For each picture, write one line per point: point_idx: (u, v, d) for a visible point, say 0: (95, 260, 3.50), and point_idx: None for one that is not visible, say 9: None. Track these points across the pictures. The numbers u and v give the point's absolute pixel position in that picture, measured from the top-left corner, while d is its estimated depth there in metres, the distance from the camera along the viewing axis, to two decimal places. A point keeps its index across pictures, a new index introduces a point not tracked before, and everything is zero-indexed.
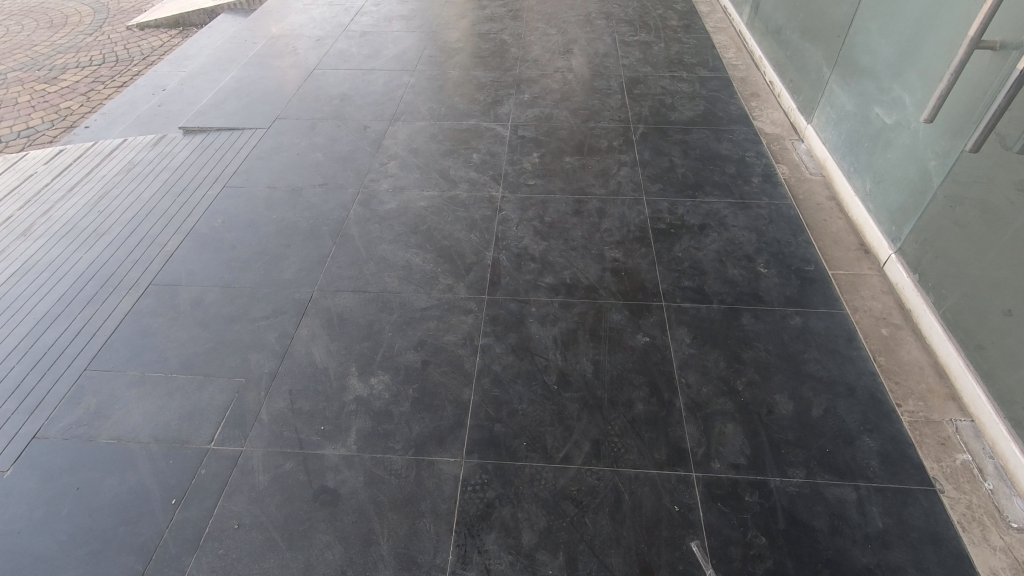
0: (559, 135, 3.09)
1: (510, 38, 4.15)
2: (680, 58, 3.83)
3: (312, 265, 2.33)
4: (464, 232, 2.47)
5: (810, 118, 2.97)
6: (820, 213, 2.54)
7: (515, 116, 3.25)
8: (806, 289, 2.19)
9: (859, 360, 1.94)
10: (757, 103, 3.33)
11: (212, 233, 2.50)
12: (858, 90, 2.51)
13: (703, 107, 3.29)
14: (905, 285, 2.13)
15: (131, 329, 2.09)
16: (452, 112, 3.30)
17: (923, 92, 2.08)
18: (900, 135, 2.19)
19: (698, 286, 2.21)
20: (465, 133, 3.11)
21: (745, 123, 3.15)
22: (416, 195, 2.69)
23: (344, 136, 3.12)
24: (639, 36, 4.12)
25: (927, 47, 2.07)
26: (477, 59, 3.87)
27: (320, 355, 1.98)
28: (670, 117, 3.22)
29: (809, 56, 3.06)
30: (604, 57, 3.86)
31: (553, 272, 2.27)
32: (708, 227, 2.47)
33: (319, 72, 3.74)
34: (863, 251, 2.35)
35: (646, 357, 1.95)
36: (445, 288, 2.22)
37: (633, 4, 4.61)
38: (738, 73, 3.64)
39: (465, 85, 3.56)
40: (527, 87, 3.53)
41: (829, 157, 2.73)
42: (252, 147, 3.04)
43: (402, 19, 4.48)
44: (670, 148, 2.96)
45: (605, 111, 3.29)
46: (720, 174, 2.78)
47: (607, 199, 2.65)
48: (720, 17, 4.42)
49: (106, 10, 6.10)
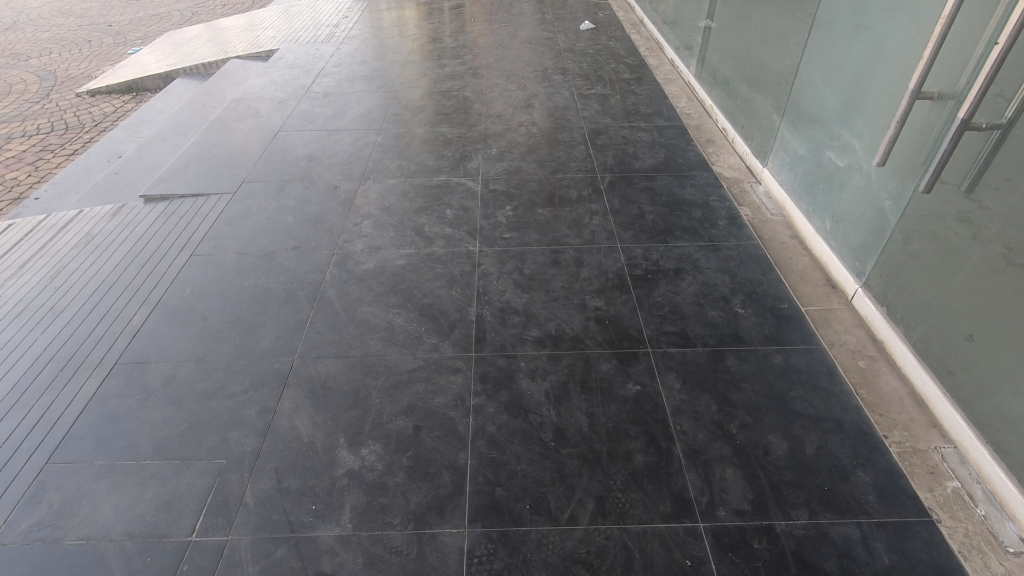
0: (529, 187, 3.16)
1: (472, 94, 4.28)
2: (636, 109, 4.02)
3: (290, 332, 2.27)
4: (445, 289, 2.46)
5: (764, 162, 3.14)
6: (786, 252, 2.66)
7: (484, 170, 3.31)
8: (783, 327, 2.26)
9: (842, 394, 2.00)
10: (713, 149, 3.50)
11: (181, 304, 2.40)
12: (809, 136, 2.68)
13: (663, 154, 3.44)
14: (874, 317, 2.22)
15: (98, 414, 1.96)
16: (422, 168, 3.34)
17: (871, 137, 2.24)
18: (854, 177, 2.34)
19: (681, 329, 2.25)
20: (436, 190, 3.14)
21: (704, 168, 3.30)
22: (393, 253, 2.68)
23: (314, 197, 3.09)
24: (596, 89, 4.32)
25: (870, 96, 2.23)
26: (442, 116, 3.95)
27: (306, 427, 1.90)
28: (633, 165, 3.34)
29: (757, 105, 3.27)
30: (565, 110, 4.02)
31: (538, 324, 2.28)
32: (683, 271, 2.55)
33: (283, 134, 3.73)
34: (830, 286, 2.46)
35: (639, 406, 1.96)
36: (430, 347, 2.18)
37: (587, 59, 4.84)
38: (692, 121, 3.84)
39: (432, 142, 3.62)
40: (493, 141, 3.62)
41: (788, 198, 2.88)
42: (219, 213, 2.98)
43: (364, 79, 4.56)
44: (637, 195, 3.07)
45: (571, 162, 3.39)
46: (688, 218, 2.89)
47: (582, 248, 2.70)
48: (669, 69, 4.69)
49: (53, 77, 5.98)
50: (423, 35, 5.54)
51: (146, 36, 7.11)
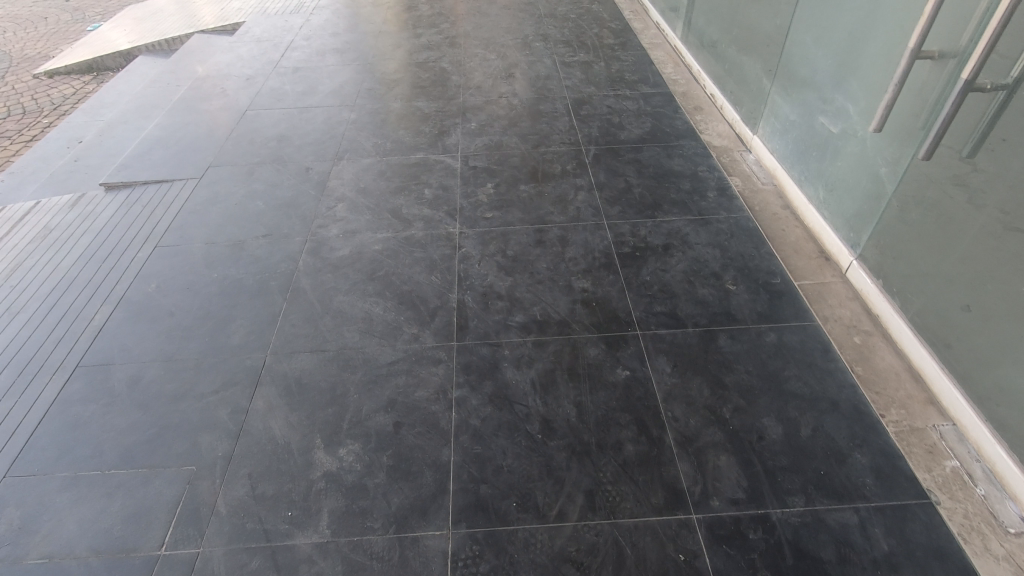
0: (511, 163, 3.02)
1: (450, 65, 4.08)
2: (621, 76, 3.85)
3: (263, 326, 2.16)
4: (424, 274, 2.35)
5: (754, 129, 3.02)
6: (778, 224, 2.56)
7: (464, 146, 3.17)
8: (776, 304, 2.18)
9: (838, 372, 1.93)
10: (701, 116, 3.37)
11: (146, 300, 2.28)
12: (801, 101, 2.55)
13: (650, 124, 3.31)
14: (869, 291, 2.14)
15: (59, 421, 1.85)
16: (398, 146, 3.18)
17: (866, 101, 2.12)
18: (848, 144, 2.23)
19: (671, 310, 2.16)
20: (414, 168, 2.99)
21: (693, 137, 3.17)
22: (369, 237, 2.55)
23: (285, 180, 2.94)
24: (579, 56, 4.14)
25: (865, 56, 2.11)
26: (418, 89, 3.77)
27: (280, 428, 1.80)
28: (619, 136, 3.21)
29: (747, 68, 3.12)
30: (547, 79, 3.85)
31: (523, 309, 2.18)
32: (672, 247, 2.45)
33: (252, 113, 3.55)
34: (824, 259, 2.37)
35: (629, 393, 1.88)
36: (410, 338, 2.08)
37: (569, 25, 4.64)
38: (679, 87, 3.69)
39: (408, 117, 3.45)
40: (473, 115, 3.46)
41: (779, 166, 2.76)
42: (185, 200, 2.83)
43: (336, 52, 4.33)
44: (624, 168, 2.94)
45: (554, 135, 3.25)
46: (677, 191, 2.77)
47: (567, 225, 2.58)
48: (654, 33, 4.50)
49: (9, 58, 5.66)
50: (397, 2, 5.27)
51: (106, 11, 6.75)
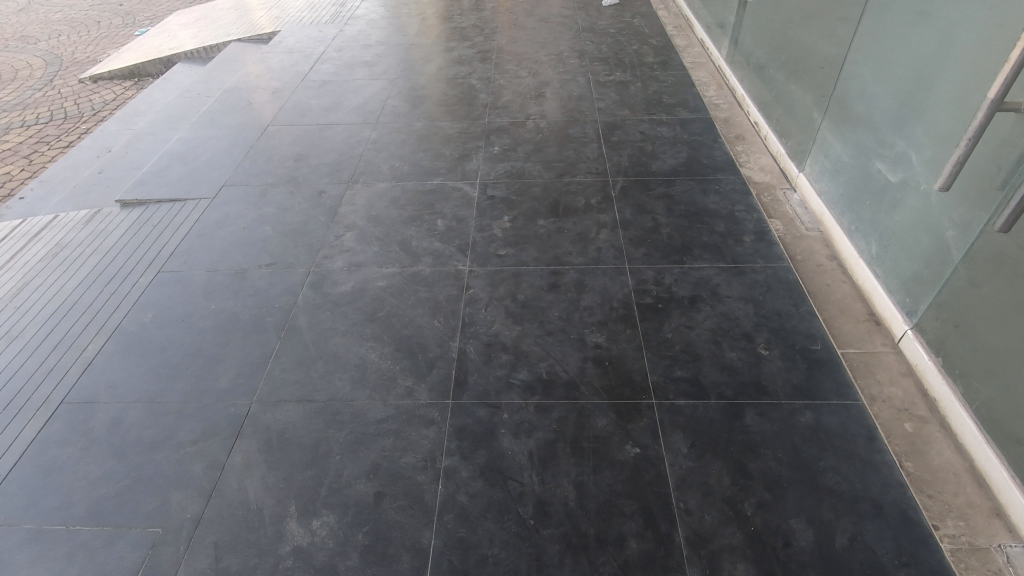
0: (531, 193, 2.84)
1: (479, 82, 3.93)
2: (658, 99, 3.62)
3: (253, 369, 2.04)
4: (427, 318, 2.19)
5: (801, 166, 2.74)
6: (822, 277, 2.29)
7: (484, 173, 3.01)
8: (814, 376, 1.92)
9: (884, 467, 1.66)
10: (743, 147, 3.11)
11: (139, 332, 2.21)
12: (855, 141, 2.28)
13: (685, 154, 3.07)
14: (926, 368, 1.86)
15: (35, 465, 1.79)
16: (416, 170, 3.05)
17: (932, 150, 1.84)
18: (909, 196, 1.95)
19: (692, 375, 1.94)
20: (429, 196, 2.85)
21: (732, 171, 2.92)
22: (374, 272, 2.42)
23: (297, 204, 2.85)
24: (615, 75, 3.92)
25: (932, 99, 1.83)
26: (444, 107, 3.63)
27: (254, 490, 1.68)
28: (651, 167, 2.99)
29: (796, 98, 2.85)
30: (579, 100, 3.65)
31: (528, 365, 1.99)
32: (700, 300, 2.22)
33: (274, 129, 3.48)
34: (874, 323, 2.09)
35: (638, 475, 1.67)
36: (403, 392, 1.93)
37: (608, 40, 4.42)
38: (720, 113, 3.43)
39: (430, 138, 3.31)
40: (497, 138, 3.30)
41: (827, 211, 2.49)
42: (195, 223, 2.76)
43: (365, 65, 4.25)
44: (653, 204, 2.72)
45: (581, 163, 3.05)
46: (709, 233, 2.53)
47: (586, 268, 2.39)
48: (698, 51, 4.23)
49: (59, 61, 5.83)
50: (433, 13, 5.16)
51: (156, 16, 6.90)
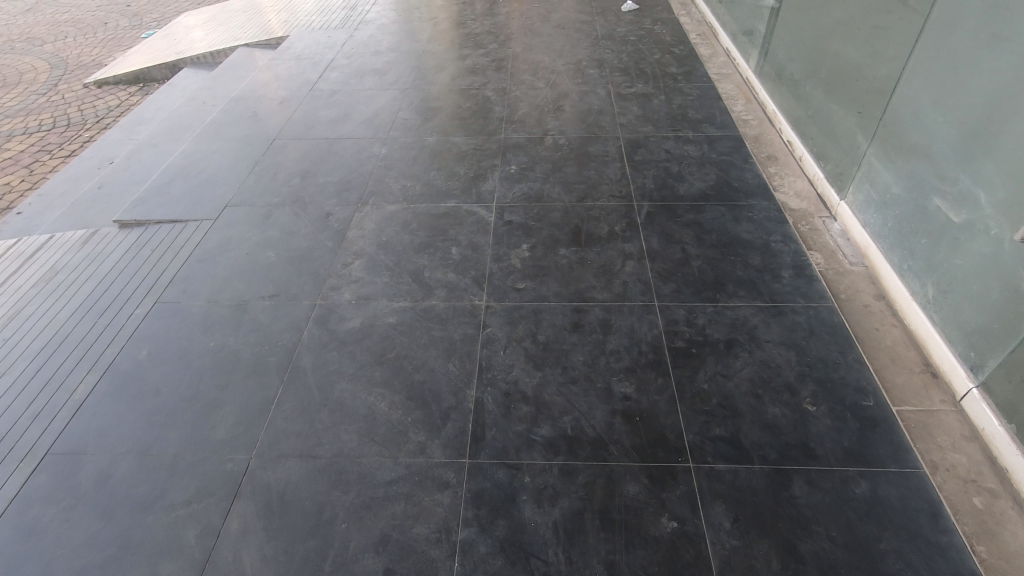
0: (551, 218, 2.66)
1: (494, 93, 3.76)
2: (683, 114, 3.43)
3: (253, 417, 1.89)
4: (440, 360, 2.03)
5: (842, 193, 2.56)
6: (869, 320, 2.11)
7: (500, 195, 2.84)
8: (868, 437, 1.74)
9: (953, 551, 1.48)
10: (777, 170, 2.92)
11: (132, 371, 2.05)
12: (908, 172, 2.09)
13: (714, 176, 2.89)
14: (995, 433, 1.68)
15: (14, 527, 1.64)
16: (428, 191, 2.88)
17: (1005, 191, 1.65)
18: (974, 240, 1.77)
19: (732, 435, 1.76)
20: (443, 220, 2.69)
21: (765, 196, 2.74)
22: (384, 306, 2.26)
23: (303, 227, 2.69)
24: (637, 87, 3.74)
25: (1007, 134, 1.64)
26: (458, 121, 3.46)
27: (252, 563, 1.52)
28: (678, 190, 2.81)
29: (836, 118, 2.66)
30: (599, 115, 3.47)
31: (551, 419, 1.83)
32: (737, 344, 2.04)
33: (280, 143, 3.33)
34: (930, 376, 1.91)
35: (675, 555, 1.50)
36: (415, 449, 1.77)
37: (628, 49, 4.23)
38: (750, 130, 3.24)
39: (443, 155, 3.15)
40: (513, 155, 3.13)
41: (873, 245, 2.30)
42: (195, 246, 2.61)
43: (375, 74, 4.08)
44: (681, 233, 2.54)
45: (603, 184, 2.87)
46: (744, 267, 2.36)
47: (611, 306, 2.21)
48: (723, 61, 4.04)
49: (64, 64, 5.71)
50: (446, 18, 4.99)
51: (163, 17, 6.77)
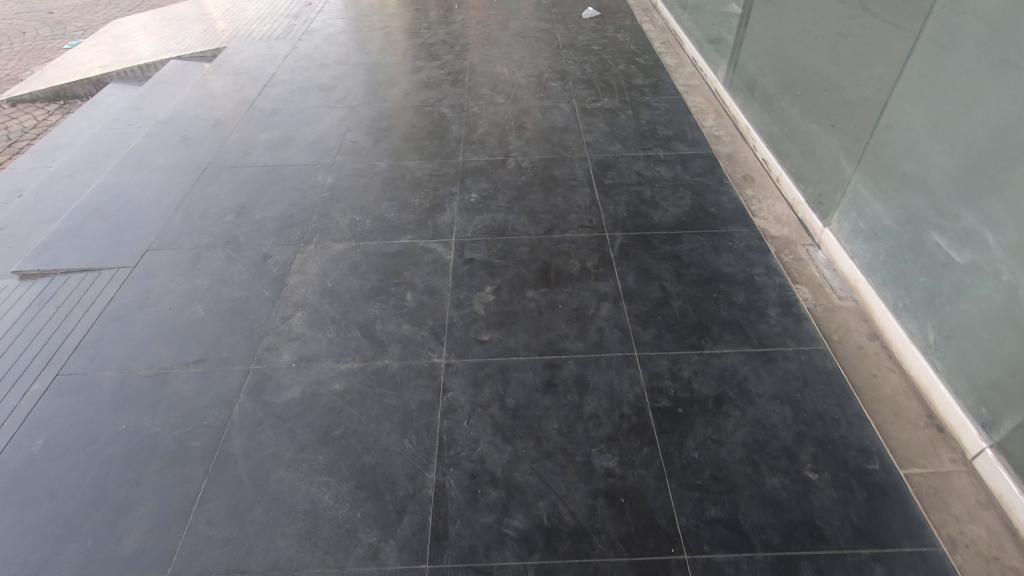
0: (516, 255, 2.42)
1: (451, 111, 3.49)
2: (652, 130, 3.24)
3: (170, 522, 1.58)
4: (395, 436, 1.77)
5: (826, 220, 2.39)
6: (865, 365, 1.93)
7: (460, 228, 2.58)
8: (878, 510, 1.56)
9: None
10: (754, 192, 2.75)
11: (23, 467, 1.71)
12: (901, 204, 1.93)
13: (689, 201, 2.70)
14: (1015, 502, 1.51)
15: None
16: (380, 226, 2.60)
17: (1018, 235, 1.50)
18: (983, 286, 1.61)
19: (729, 515, 1.56)
20: (396, 260, 2.41)
21: (744, 222, 2.56)
22: (329, 369, 1.98)
23: (237, 273, 2.37)
24: (602, 101, 3.53)
25: (1018, 172, 1.49)
26: (412, 143, 3.19)
27: None
28: (651, 217, 2.60)
29: (815, 139, 2.49)
30: (564, 132, 3.24)
31: (524, 506, 1.59)
32: (727, 400, 1.84)
33: (212, 172, 2.99)
34: (936, 430, 1.74)
35: None
36: (366, 554, 1.50)
37: (591, 59, 4.03)
38: (723, 148, 3.07)
39: (396, 183, 2.87)
40: (473, 181, 2.87)
41: (863, 279, 2.14)
42: (108, 301, 2.26)
43: (320, 90, 3.76)
44: (659, 268, 2.33)
45: (571, 213, 2.64)
46: (728, 306, 2.16)
47: (586, 358, 1.99)
48: (690, 71, 3.87)
49: None
50: (398, 26, 4.69)
51: (89, 26, 6.25)
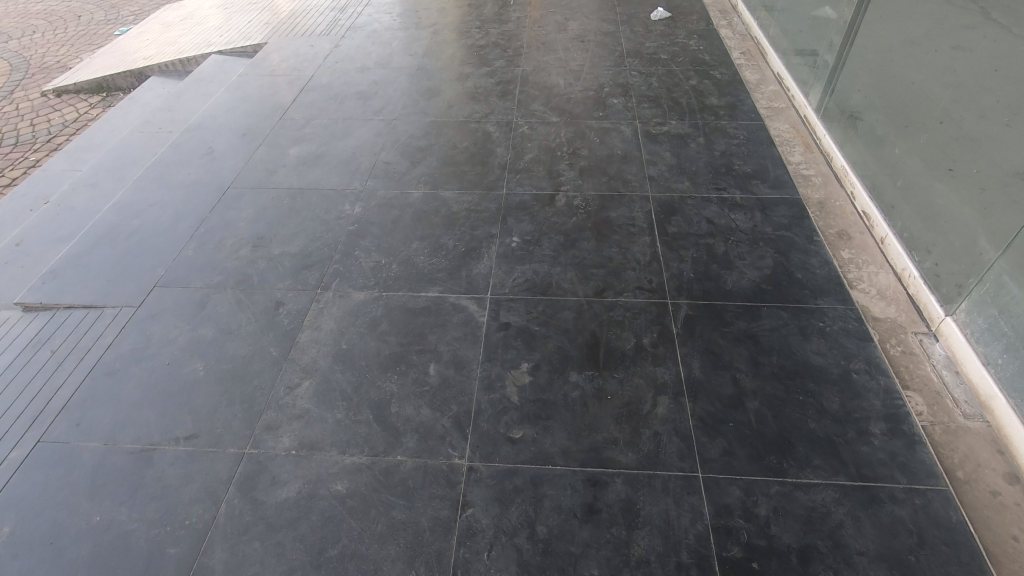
0: (560, 322, 2.07)
1: (498, 129, 3.14)
2: (728, 164, 2.79)
3: None
4: (400, 566, 1.47)
5: (949, 306, 1.93)
6: (1004, 520, 1.50)
7: (497, 281, 2.24)
8: None
9: None
10: (852, 253, 2.29)
11: None
12: None
13: (771, 262, 2.27)
14: None
15: None
16: (407, 272, 2.29)
17: None
18: None
19: None
20: (421, 319, 2.10)
21: (839, 297, 2.11)
22: (332, 462, 1.69)
23: (244, 323, 2.12)
24: (670, 124, 3.09)
25: None
26: (451, 167, 2.85)
27: None
28: (724, 282, 2.19)
29: (941, 201, 2.02)
30: (623, 162, 2.84)
31: None
32: (816, 557, 1.45)
33: (234, 193, 2.75)
34: None
35: None
36: None
37: (659, 71, 3.58)
38: (813, 192, 2.60)
39: (429, 218, 2.55)
40: (516, 220, 2.52)
41: (1001, 397, 1.68)
42: (105, 349, 2.05)
43: (359, 97, 3.47)
44: (731, 353, 1.94)
45: (628, 269, 2.26)
46: (818, 415, 1.75)
47: (638, 476, 1.63)
48: (773, 90, 3.38)
49: (26, 66, 5.12)
50: (448, 24, 4.34)
51: (141, 11, 6.17)
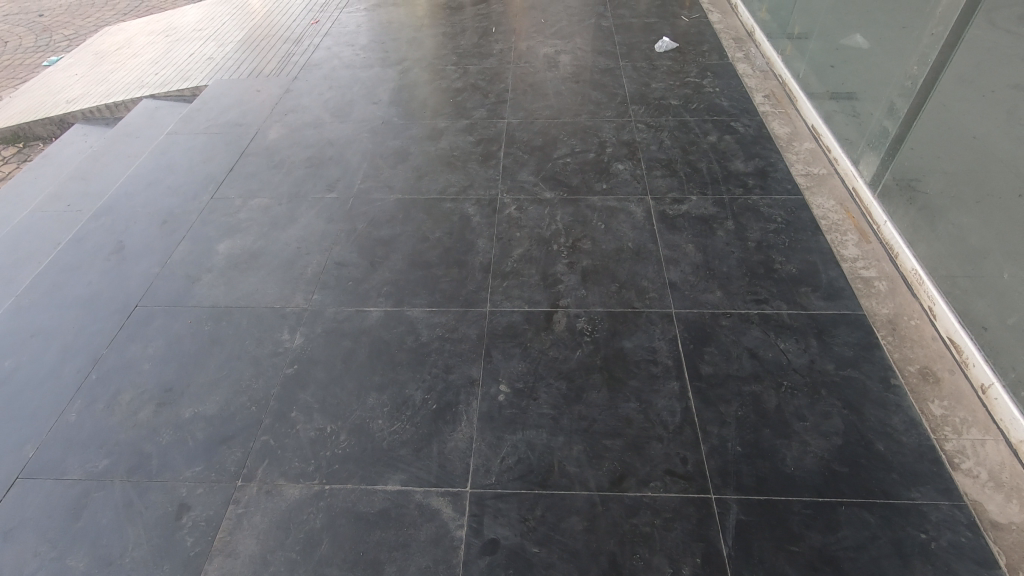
0: (567, 538, 1.50)
1: (478, 209, 2.55)
2: (768, 262, 2.23)
3: None
4: None
5: None
6: None
7: (479, 463, 1.67)
8: None
9: None
10: (945, 409, 1.74)
11: None
12: None
13: (840, 425, 1.71)
14: None
15: None
16: (359, 449, 1.71)
17: None
18: None
19: None
20: (375, 536, 1.53)
21: (942, 487, 1.56)
22: None
23: (131, 546, 1.53)
24: (689, 201, 2.52)
25: None
26: (420, 271, 2.27)
27: None
28: (783, 461, 1.64)
29: None
30: (637, 261, 2.27)
31: None
32: None
33: (140, 318, 2.15)
34: None
35: None
36: None
37: (670, 123, 3.01)
38: (880, 307, 2.05)
39: (390, 355, 1.97)
40: (503, 357, 1.94)
41: None
42: None
43: (310, 163, 2.87)
44: None
45: (653, 440, 1.70)
46: None
47: None
48: (809, 148, 2.81)
49: None
50: (420, 59, 3.74)
51: (77, 35, 5.49)
